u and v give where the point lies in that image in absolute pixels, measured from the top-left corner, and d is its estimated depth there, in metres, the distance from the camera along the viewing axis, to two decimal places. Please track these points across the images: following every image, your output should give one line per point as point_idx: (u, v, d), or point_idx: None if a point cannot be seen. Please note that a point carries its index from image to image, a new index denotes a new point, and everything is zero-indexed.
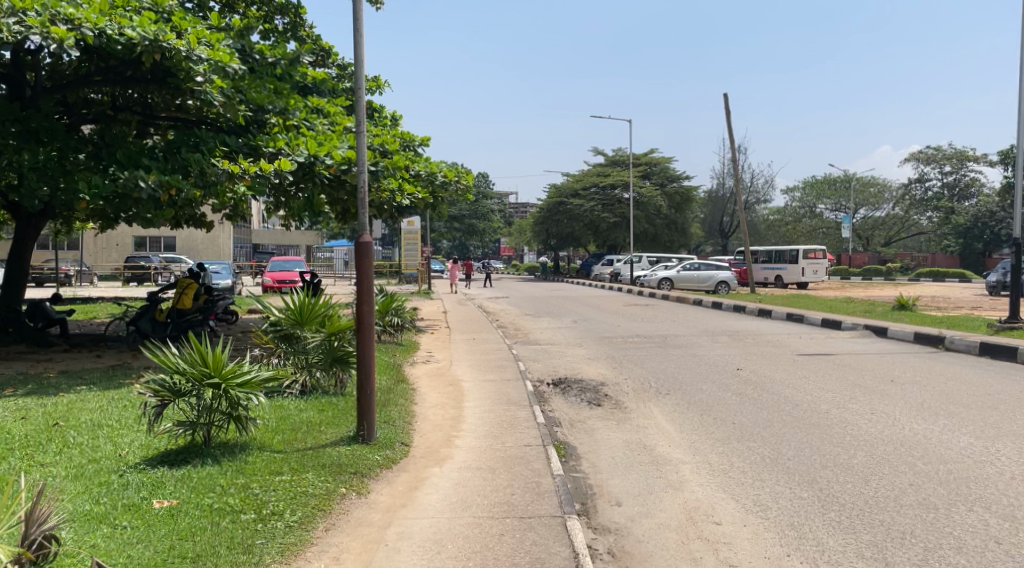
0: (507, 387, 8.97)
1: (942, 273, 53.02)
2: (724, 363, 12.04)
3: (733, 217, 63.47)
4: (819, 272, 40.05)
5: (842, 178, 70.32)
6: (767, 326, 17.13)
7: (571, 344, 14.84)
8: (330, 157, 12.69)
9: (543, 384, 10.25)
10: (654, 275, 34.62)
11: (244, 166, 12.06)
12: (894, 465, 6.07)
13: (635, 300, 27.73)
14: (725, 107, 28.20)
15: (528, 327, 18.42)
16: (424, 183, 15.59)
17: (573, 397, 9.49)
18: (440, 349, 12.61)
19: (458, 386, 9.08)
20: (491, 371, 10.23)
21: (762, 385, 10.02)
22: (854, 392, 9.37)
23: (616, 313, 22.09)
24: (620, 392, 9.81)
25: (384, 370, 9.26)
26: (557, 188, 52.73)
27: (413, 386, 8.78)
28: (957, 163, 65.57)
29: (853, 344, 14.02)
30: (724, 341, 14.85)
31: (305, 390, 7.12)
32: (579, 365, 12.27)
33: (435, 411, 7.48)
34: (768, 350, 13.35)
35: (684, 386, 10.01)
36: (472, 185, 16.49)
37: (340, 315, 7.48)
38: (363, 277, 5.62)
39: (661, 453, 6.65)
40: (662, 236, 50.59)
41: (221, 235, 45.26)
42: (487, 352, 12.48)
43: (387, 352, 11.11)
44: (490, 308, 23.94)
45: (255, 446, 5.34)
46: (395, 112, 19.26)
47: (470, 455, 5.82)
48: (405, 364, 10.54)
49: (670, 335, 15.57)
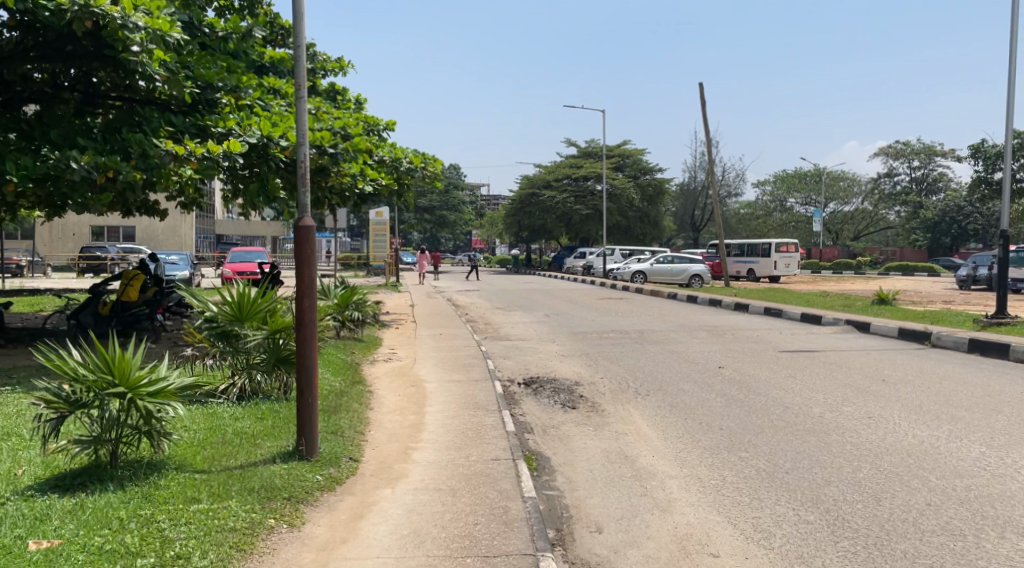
0: (473, 389, 8.21)
1: (911, 267, 53.10)
2: (706, 360, 11.36)
3: (705, 211, 63.16)
4: (791, 266, 39.73)
5: (813, 172, 70.29)
6: (745, 321, 16.50)
7: (542, 339, 14.09)
8: (285, 139, 11.91)
9: (513, 385, 9.51)
10: (627, 269, 34.03)
11: (190, 147, 11.21)
12: (906, 480, 5.40)
13: (607, 294, 27.08)
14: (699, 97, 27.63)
15: (498, 321, 17.65)
16: (389, 168, 14.83)
17: (546, 398, 8.75)
18: (404, 346, 11.82)
19: (420, 387, 8.30)
20: (457, 370, 9.45)
21: (747, 384, 9.35)
22: (846, 393, 8.73)
23: (590, 307, 21.42)
24: (596, 393, 9.10)
25: (339, 370, 8.46)
26: (529, 179, 52.02)
27: (370, 387, 7.99)
28: (925, 158, 65.83)
29: (836, 340, 13.42)
30: (702, 336, 14.20)
31: (244, 395, 6.36)
32: (551, 363, 11.53)
33: (393, 417, 6.70)
34: (749, 347, 12.71)
35: (664, 387, 9.30)
36: (440, 173, 15.78)
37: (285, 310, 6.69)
38: (302, 268, 4.87)
39: (644, 466, 5.92)
40: (635, 229, 50.11)
41: (183, 225, 43.92)
42: (454, 348, 11.72)
43: (346, 350, 10.30)
44: (459, 301, 23.16)
45: (171, 466, 4.56)
46: (360, 95, 18.38)
47: (428, 472, 5.06)
48: (363, 363, 9.74)
49: (646, 331, 14.89)
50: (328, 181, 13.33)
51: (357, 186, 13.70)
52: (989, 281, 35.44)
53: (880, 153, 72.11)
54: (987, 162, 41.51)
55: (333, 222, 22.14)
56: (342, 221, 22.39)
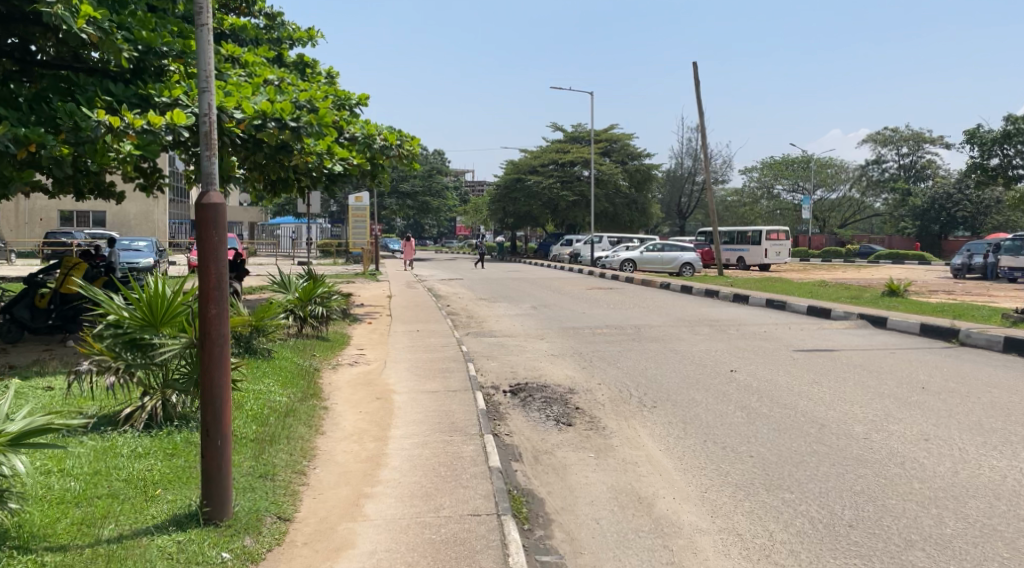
0: (450, 403, 6.90)
1: (900, 256, 52.16)
2: (714, 362, 10.11)
3: (691, 198, 62.02)
4: (782, 254, 38.64)
5: (800, 158, 69.13)
6: (747, 314, 15.25)
7: (530, 337, 12.76)
8: (240, 111, 10.59)
9: (497, 393, 8.21)
10: (616, 257, 32.77)
11: (128, 118, 9.73)
12: (1009, 539, 4.17)
13: (596, 283, 25.80)
14: (693, 76, 26.29)
15: (481, 314, 16.30)
16: (362, 146, 13.42)
17: (536, 412, 7.44)
18: (375, 345, 10.51)
19: (386, 402, 6.96)
20: (432, 376, 8.13)
21: (767, 393, 8.09)
22: (887, 403, 7.49)
23: (579, 298, 20.15)
24: (593, 404, 7.84)
25: (292, 380, 7.12)
26: (514, 165, 50.68)
27: (327, 403, 6.66)
28: (914, 145, 64.85)
29: (852, 337, 12.21)
30: (705, 332, 12.94)
31: (156, 421, 5.06)
32: (541, 366, 10.23)
33: (347, 446, 5.37)
34: (759, 345, 11.45)
35: (672, 396, 8.03)
36: (418, 152, 14.39)
37: None
38: (207, 258, 3.58)
39: (666, 515, 4.64)
40: (622, 216, 48.68)
41: (156, 210, 42.35)
42: (431, 348, 10.41)
43: (306, 352, 8.95)
44: (441, 291, 21.85)
45: (11, 544, 3.30)
46: (331, 69, 17.00)
47: (383, 538, 3.77)
48: (323, 368, 8.39)
49: (643, 326, 13.61)
50: (292, 160, 11.95)
51: (326, 166, 12.67)
52: (984, 268, 34.51)
53: (868, 140, 71.08)
54: (982, 148, 40.36)
55: (306, 206, 20.71)
56: (315, 205, 20.94)
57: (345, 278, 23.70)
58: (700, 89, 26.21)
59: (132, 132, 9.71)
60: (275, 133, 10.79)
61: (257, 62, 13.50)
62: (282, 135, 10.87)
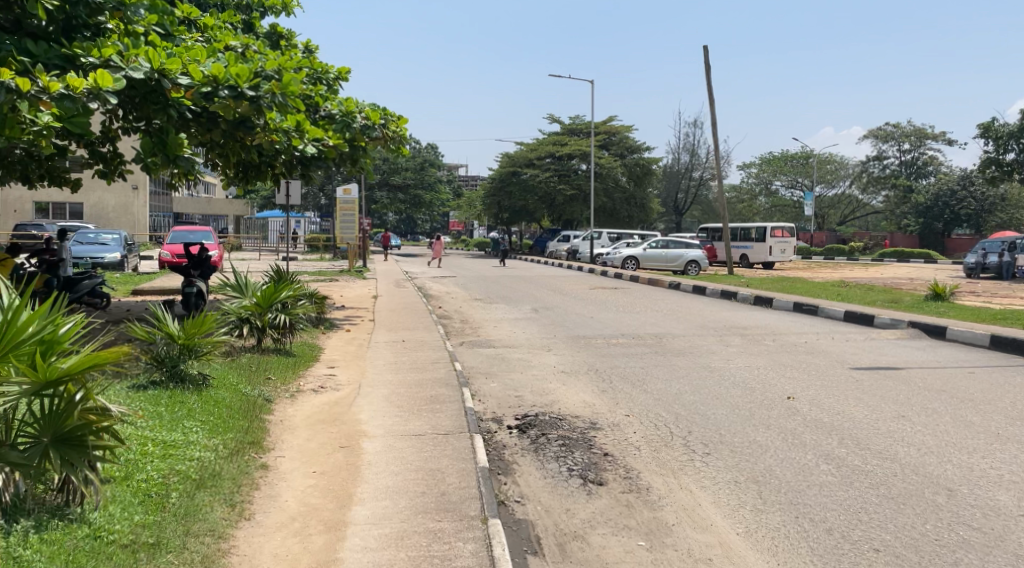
0: (441, 457, 5.07)
1: (906, 254, 50.50)
2: (761, 385, 8.31)
3: (688, 194, 60.33)
4: (787, 251, 36.92)
5: (800, 154, 67.50)
6: (779, 320, 13.46)
7: (534, 348, 10.96)
8: (187, 77, 8.79)
9: (501, 433, 6.39)
10: (617, 255, 30.96)
11: (42, 81, 7.87)
12: None
13: (599, 283, 24.01)
14: (705, 61, 24.43)
15: (476, 318, 14.49)
16: (339, 127, 11.63)
17: (553, 464, 5.61)
18: (349, 361, 8.69)
19: (353, 454, 5.14)
20: (417, 410, 6.33)
21: (849, 433, 6.28)
22: (1015, 453, 5.69)
23: (584, 300, 18.34)
24: (627, 450, 6.03)
25: (222, 423, 5.31)
26: (509, 157, 48.80)
27: (269, 461, 4.84)
28: (916, 140, 63.06)
29: (912, 351, 10.43)
30: (737, 343, 11.14)
31: None
32: (551, 389, 8.42)
33: (281, 545, 3.59)
34: (806, 362, 9.67)
35: (727, 438, 6.22)
36: (406, 134, 12.49)
37: (60, 347, 3.67)
38: None
39: None
40: (621, 212, 47.02)
41: (135, 203, 40.56)
42: (417, 365, 8.59)
43: (259, 376, 7.12)
44: (432, 291, 20.00)
45: None
46: (308, 43, 15.12)
47: None
48: (277, 397, 6.57)
49: (663, 334, 11.80)
50: (252, 138, 10.20)
51: (296, 147, 10.78)
52: (1000, 267, 32.37)
53: (870, 136, 69.41)
54: (998, 143, 38.59)
55: (285, 197, 18.86)
56: (295, 195, 19.09)
57: (328, 276, 21.87)
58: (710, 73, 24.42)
59: (47, 98, 7.81)
60: (228, 103, 8.93)
61: (217, 26, 11.66)
62: (237, 107, 9.03)
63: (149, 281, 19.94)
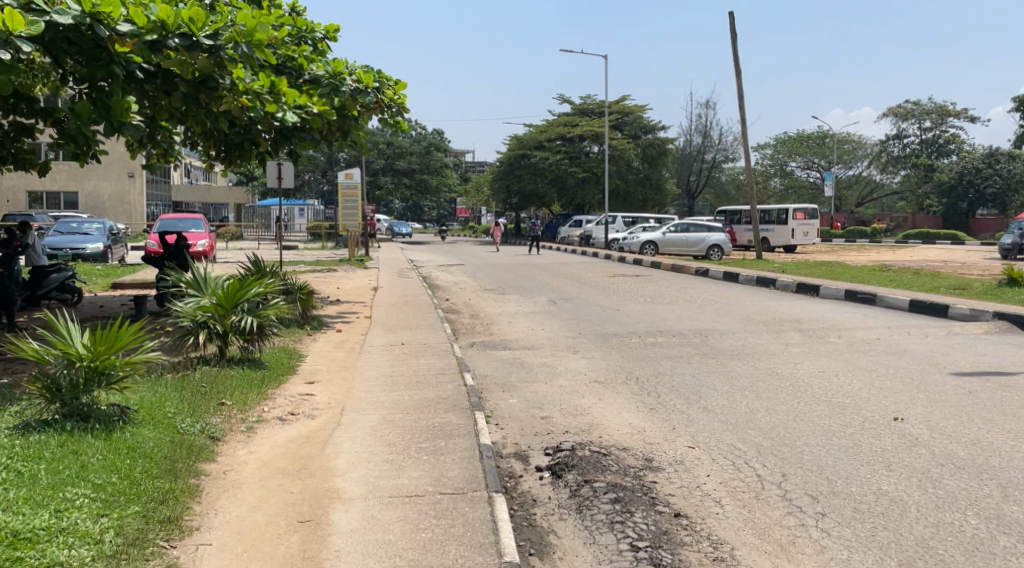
0: (448, 541, 3.41)
1: (932, 235, 48.37)
2: (851, 400, 6.59)
3: (702, 177, 58.27)
4: (810, 234, 35.02)
5: (816, 134, 65.30)
6: (836, 312, 11.71)
7: (559, 349, 9.27)
8: (130, 23, 7.13)
9: (527, 481, 4.72)
10: (635, 240, 29.16)
11: None
12: None
13: (618, 269, 22.28)
14: (731, 27, 22.53)
15: (488, 312, 12.81)
16: (325, 91, 9.94)
17: (608, 536, 3.91)
18: (334, 374, 7.02)
19: (315, 534, 3.48)
20: (415, 453, 4.65)
21: (1010, 478, 4.55)
22: None
23: (606, 289, 16.61)
24: (704, 507, 4.34)
25: (126, 487, 3.65)
26: (518, 140, 46.98)
27: (183, 559, 3.18)
28: (937, 118, 60.63)
29: (1014, 350, 8.67)
30: (797, 341, 9.41)
31: None
32: (586, 407, 6.71)
33: None
34: (893, 366, 7.94)
35: (842, 486, 4.52)
36: (403, 99, 10.80)
37: None
38: None
39: None
40: (634, 195, 45.31)
41: (131, 191, 38.80)
42: (418, 377, 6.91)
43: (208, 401, 5.46)
44: (439, 281, 18.32)
45: None
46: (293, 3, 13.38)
47: None
48: (228, 434, 4.92)
49: (708, 331, 10.08)
50: (220, 102, 8.54)
51: (274, 113, 9.12)
52: None
53: (890, 114, 67.06)
54: None
55: (276, 179, 17.14)
56: (287, 178, 17.39)
57: (326, 265, 20.24)
58: (737, 41, 22.52)
59: None
60: (181, 54, 7.28)
61: None
62: (193, 61, 7.37)
63: (130, 274, 18.26)
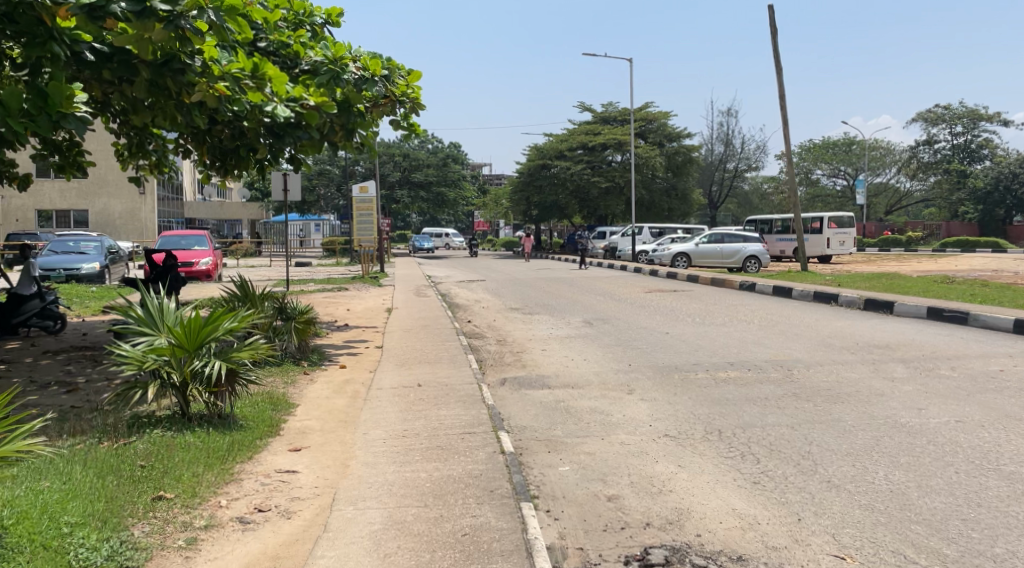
0: None
1: (970, 243, 46.11)
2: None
3: (723, 186, 56.40)
4: (847, 243, 33.04)
5: (842, 141, 63.16)
6: (928, 335, 9.94)
7: (611, 388, 7.55)
8: None
9: None
10: (665, 252, 27.39)
11: None
12: None
13: (653, 284, 20.52)
14: (771, 19, 20.77)
15: (517, 337, 11.10)
16: (324, 80, 8.34)
17: None
18: (329, 434, 5.35)
19: None
20: None
21: None
22: None
23: (646, 307, 14.90)
24: None
25: None
26: (538, 149, 45.36)
27: None
28: (969, 122, 58.30)
29: None
30: (903, 375, 7.64)
31: None
32: (664, 478, 5.01)
33: None
34: None
35: None
36: (417, 92, 9.16)
37: None
38: None
39: None
40: (659, 205, 43.55)
41: (143, 208, 37.32)
42: (436, 439, 5.21)
43: (139, 493, 3.82)
44: (460, 299, 16.67)
45: None
46: None
47: None
48: (152, 559, 3.27)
49: (789, 363, 8.33)
50: (193, 91, 6.94)
51: (261, 103, 7.51)
52: None
53: (919, 119, 64.83)
54: None
55: (281, 191, 15.57)
56: (293, 189, 15.81)
57: (338, 284, 18.64)
58: (778, 36, 20.76)
59: None
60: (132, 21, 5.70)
61: None
62: (148, 32, 5.79)
63: None
